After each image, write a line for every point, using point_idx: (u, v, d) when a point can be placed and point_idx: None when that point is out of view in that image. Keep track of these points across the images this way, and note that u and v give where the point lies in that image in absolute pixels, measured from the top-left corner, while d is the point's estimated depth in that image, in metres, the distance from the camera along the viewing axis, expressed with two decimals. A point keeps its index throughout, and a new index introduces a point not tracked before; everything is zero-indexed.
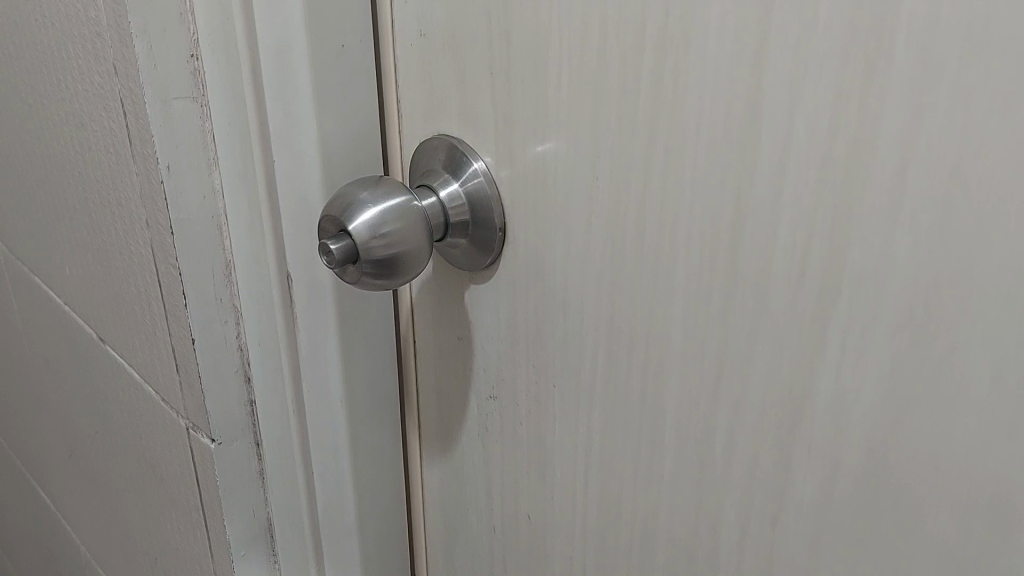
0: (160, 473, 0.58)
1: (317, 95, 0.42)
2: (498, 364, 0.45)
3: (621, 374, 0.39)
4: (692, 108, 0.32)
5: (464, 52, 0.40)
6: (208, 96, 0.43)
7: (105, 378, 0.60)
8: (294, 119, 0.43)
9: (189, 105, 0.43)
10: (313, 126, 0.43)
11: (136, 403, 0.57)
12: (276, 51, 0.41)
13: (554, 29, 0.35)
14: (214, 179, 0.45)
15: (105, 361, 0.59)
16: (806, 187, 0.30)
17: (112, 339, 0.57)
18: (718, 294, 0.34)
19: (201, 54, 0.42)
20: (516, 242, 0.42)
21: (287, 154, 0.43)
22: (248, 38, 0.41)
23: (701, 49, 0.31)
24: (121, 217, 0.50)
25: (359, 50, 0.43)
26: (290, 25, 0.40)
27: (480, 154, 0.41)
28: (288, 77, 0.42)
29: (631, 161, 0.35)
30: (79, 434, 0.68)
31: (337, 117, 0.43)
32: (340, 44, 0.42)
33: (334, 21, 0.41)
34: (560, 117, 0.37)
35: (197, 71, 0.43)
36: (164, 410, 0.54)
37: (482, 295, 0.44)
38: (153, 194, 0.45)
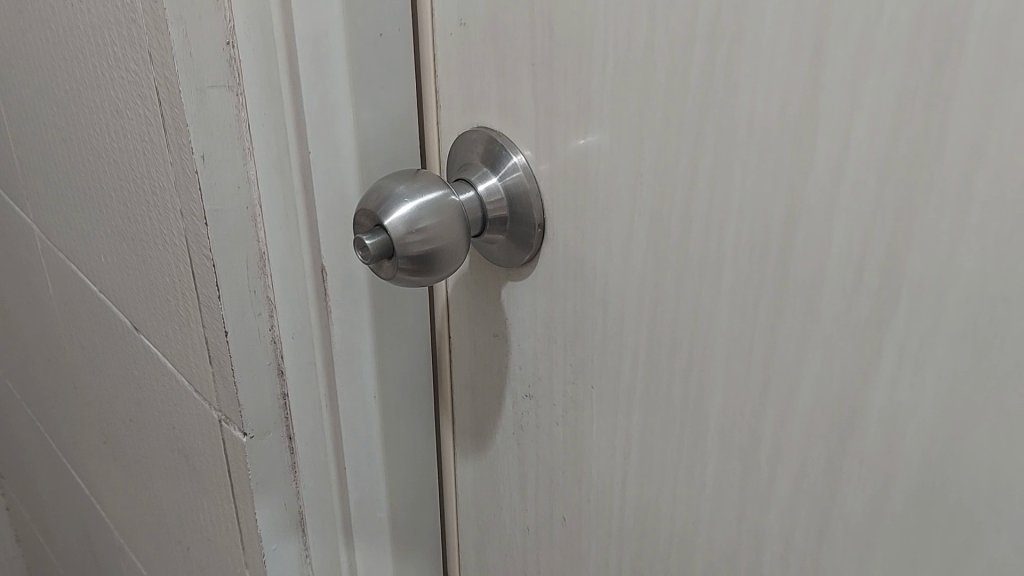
0: (193, 463, 0.58)
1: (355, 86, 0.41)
2: (535, 363, 0.44)
3: (663, 378, 0.38)
4: (744, 104, 0.31)
5: (505, 42, 0.38)
6: (243, 85, 0.42)
7: (139, 366, 0.60)
8: (330, 112, 0.42)
9: (224, 95, 0.42)
10: (351, 113, 0.42)
11: (169, 392, 0.57)
12: (313, 40, 0.40)
13: (601, 20, 0.34)
14: (250, 168, 0.44)
15: (139, 349, 0.59)
16: (863, 189, 0.28)
17: (147, 328, 0.56)
18: (767, 298, 0.32)
19: (236, 42, 0.41)
20: (556, 239, 0.40)
21: (323, 147, 0.42)
22: (284, 27, 0.40)
23: (755, 42, 0.29)
24: (155, 206, 0.49)
25: (397, 38, 0.41)
26: (328, 15, 0.40)
27: (519, 148, 0.40)
28: (326, 69, 0.41)
29: (678, 158, 0.33)
30: (113, 420, 0.68)
31: (375, 106, 0.42)
32: (379, 32, 0.41)
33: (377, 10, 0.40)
34: (604, 112, 0.36)
35: (234, 59, 0.42)
36: (197, 400, 0.54)
37: (518, 292, 0.43)
38: (188, 184, 0.44)
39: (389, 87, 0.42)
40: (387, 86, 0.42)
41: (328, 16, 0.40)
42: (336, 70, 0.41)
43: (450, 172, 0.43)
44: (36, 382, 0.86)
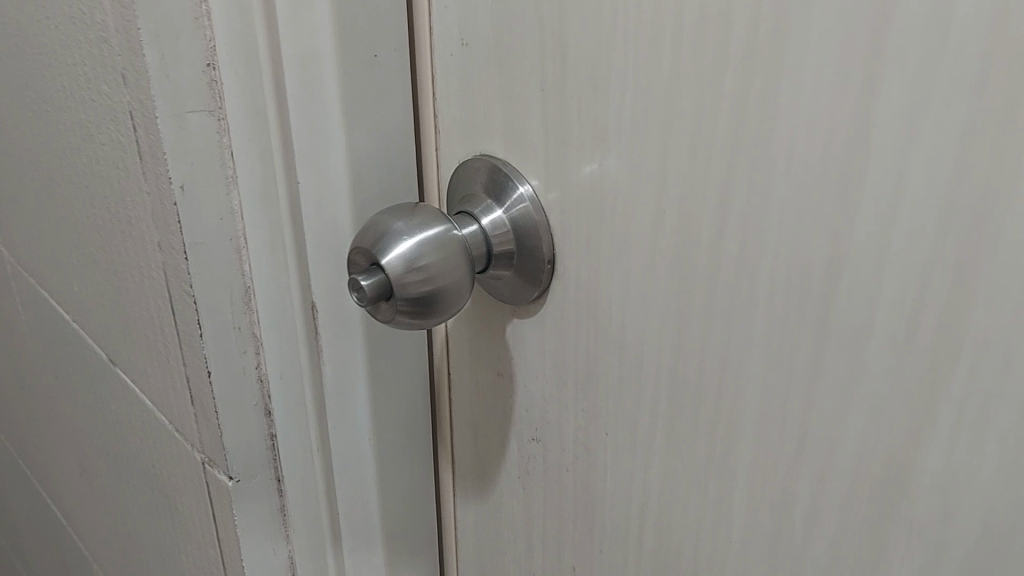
0: (174, 504, 0.55)
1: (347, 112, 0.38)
2: (543, 406, 0.41)
3: (685, 427, 0.35)
4: (782, 140, 0.28)
5: (512, 65, 0.35)
6: (226, 110, 0.39)
7: (117, 400, 0.56)
8: (322, 139, 0.38)
9: (205, 120, 0.39)
10: (343, 140, 0.39)
11: (149, 429, 0.54)
12: (302, 62, 0.37)
13: (619, 43, 0.31)
14: (233, 201, 0.41)
15: (116, 383, 0.55)
16: (920, 236, 0.25)
17: (123, 362, 0.53)
18: (805, 349, 0.30)
19: (218, 63, 0.38)
20: (566, 275, 0.37)
21: (314, 176, 0.39)
22: (270, 46, 0.37)
23: (795, 73, 0.27)
24: (131, 236, 0.46)
25: (393, 59, 0.38)
26: (316, 33, 0.36)
27: (526, 177, 0.37)
28: (315, 91, 0.37)
29: (706, 195, 0.31)
30: (90, 452, 0.65)
31: (370, 132, 0.39)
32: (373, 54, 0.38)
33: (368, 27, 0.37)
34: (621, 142, 0.33)
35: (214, 81, 0.39)
36: (179, 439, 0.51)
37: (525, 330, 0.40)
38: (167, 216, 0.41)
39: (383, 110, 0.39)
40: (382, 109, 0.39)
41: (317, 34, 0.36)
42: (326, 93, 0.38)
43: (450, 203, 0.41)
44: (9, 407, 0.82)
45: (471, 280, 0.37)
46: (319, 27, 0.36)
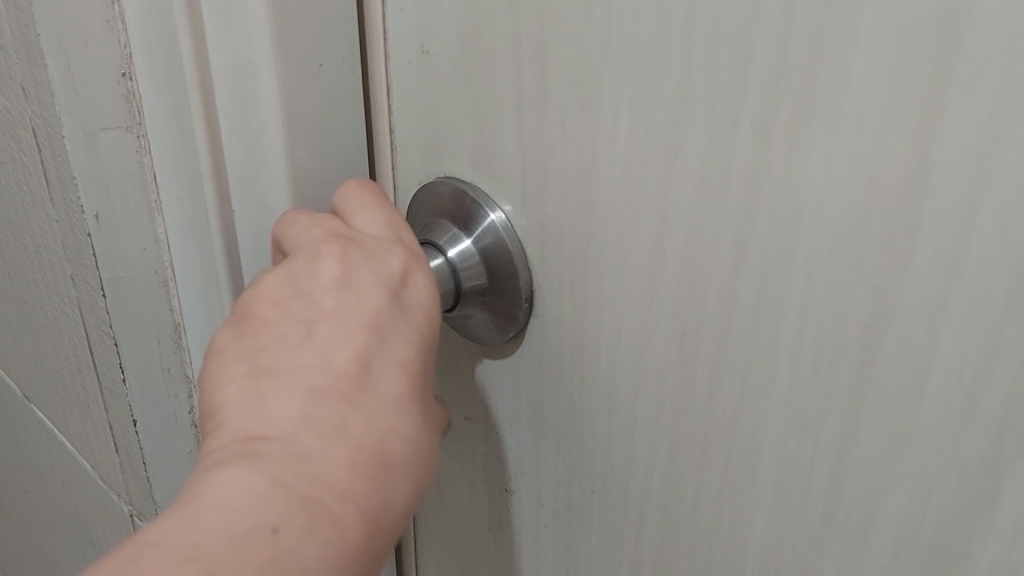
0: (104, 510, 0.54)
1: (289, 130, 0.31)
2: (518, 457, 0.36)
3: (686, 490, 0.31)
4: (814, 179, 0.23)
5: (482, 78, 0.30)
6: (144, 128, 0.35)
7: (39, 412, 0.56)
8: (257, 160, 0.32)
9: (123, 136, 0.36)
10: (283, 163, 0.32)
11: (73, 438, 0.53)
12: (233, 75, 0.31)
13: (613, 57, 0.26)
14: (156, 230, 0.37)
15: (35, 394, 0.55)
16: (984, 301, 0.21)
17: (43, 373, 0.52)
18: (834, 416, 0.26)
19: (134, 72, 0.33)
20: (547, 315, 0.33)
21: (249, 201, 0.33)
22: (196, 60, 0.30)
23: (832, 102, 0.22)
24: (38, 250, 0.45)
25: (341, 68, 0.32)
26: (250, 41, 0.30)
27: (497, 203, 0.32)
28: (251, 114, 0.31)
29: (716, 238, 0.26)
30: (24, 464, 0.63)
31: (314, 150, 0.32)
32: (318, 60, 0.31)
33: (307, 34, 0.30)
34: (614, 172, 0.28)
35: (132, 93, 0.34)
36: (100, 445, 0.51)
37: (497, 372, 0.36)
38: (77, 228, 0.41)
39: (328, 139, 0.33)
40: (330, 123, 0.32)
41: (252, 41, 0.30)
42: (263, 111, 0.31)
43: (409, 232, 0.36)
44: None
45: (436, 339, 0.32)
46: (253, 34, 0.30)
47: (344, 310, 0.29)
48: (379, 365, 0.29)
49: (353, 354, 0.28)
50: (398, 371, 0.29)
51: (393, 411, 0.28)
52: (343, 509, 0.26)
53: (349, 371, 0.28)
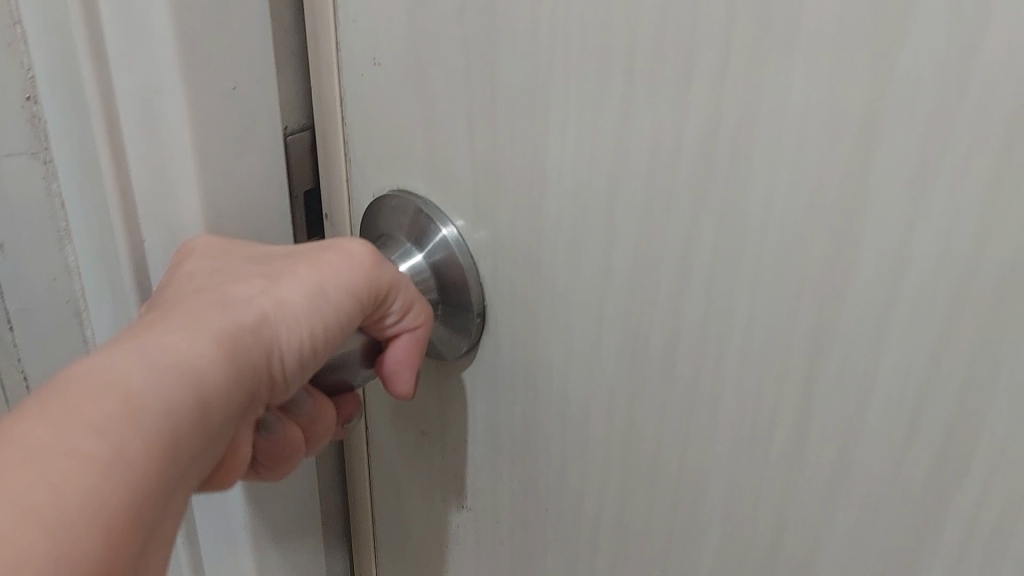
0: None
1: (199, 154, 0.31)
2: (474, 471, 0.36)
3: (637, 512, 0.30)
4: (756, 197, 0.23)
5: (431, 90, 0.30)
6: (50, 152, 0.36)
7: None
8: (169, 181, 0.32)
9: (29, 161, 0.37)
10: (194, 187, 0.31)
11: None
12: (143, 96, 0.30)
13: (560, 72, 0.26)
14: (66, 258, 0.39)
15: None
16: (924, 321, 0.21)
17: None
18: (780, 436, 0.25)
19: (39, 97, 0.35)
20: (500, 330, 0.32)
21: (160, 223, 0.33)
22: (98, 87, 0.31)
23: (772, 119, 0.22)
24: None
25: (257, 91, 0.31)
26: (159, 67, 0.29)
27: (450, 217, 0.32)
28: (162, 139, 0.31)
29: (662, 255, 0.26)
30: None
31: (227, 174, 0.32)
32: (231, 84, 0.30)
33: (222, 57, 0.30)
34: (563, 187, 0.28)
35: (37, 118, 0.36)
36: None
37: (452, 387, 0.35)
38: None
39: (242, 168, 0.32)
40: (243, 146, 0.32)
41: (161, 66, 0.29)
42: (172, 134, 0.31)
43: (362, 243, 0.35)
44: None
45: (368, 359, 0.32)
46: (161, 61, 0.29)
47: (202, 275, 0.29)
48: (228, 295, 0.27)
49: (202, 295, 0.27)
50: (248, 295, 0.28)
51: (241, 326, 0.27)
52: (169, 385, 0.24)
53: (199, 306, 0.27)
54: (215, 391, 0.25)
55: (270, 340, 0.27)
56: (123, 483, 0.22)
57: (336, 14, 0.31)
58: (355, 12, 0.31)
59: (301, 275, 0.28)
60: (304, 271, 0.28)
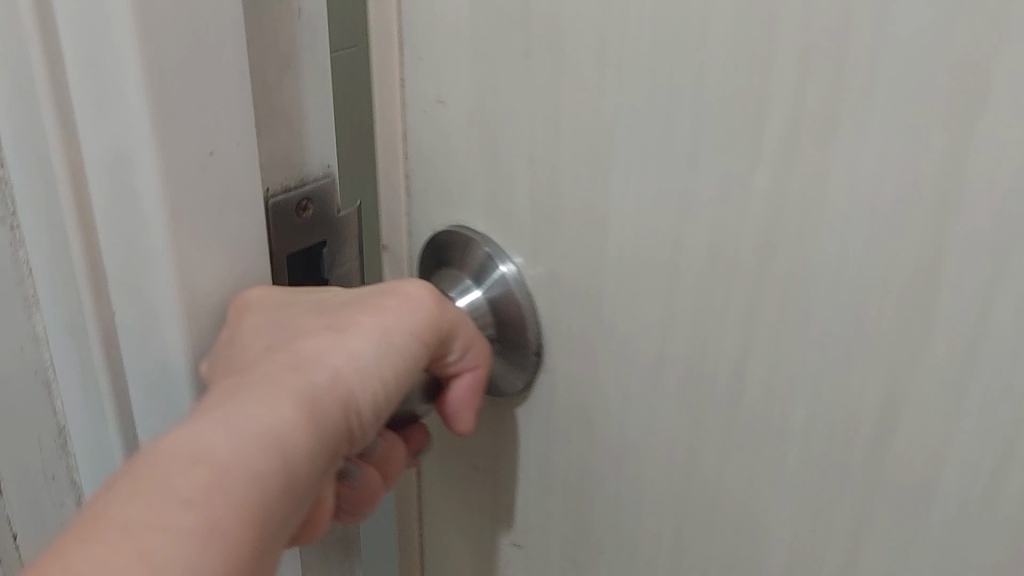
0: None
1: (169, 225, 0.28)
2: (526, 510, 0.36)
3: (693, 560, 0.30)
4: (830, 254, 0.23)
5: (496, 130, 0.30)
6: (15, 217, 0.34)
7: None
8: (139, 253, 0.29)
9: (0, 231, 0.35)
10: (162, 260, 0.28)
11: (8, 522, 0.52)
12: (114, 158, 0.28)
13: (627, 119, 0.26)
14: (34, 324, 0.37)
15: None
16: (1007, 384, 0.21)
17: None
18: (847, 497, 0.25)
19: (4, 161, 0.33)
20: (555, 372, 0.32)
21: (132, 295, 0.30)
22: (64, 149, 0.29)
23: (849, 174, 0.22)
24: None
25: (236, 155, 0.28)
26: (131, 130, 0.27)
27: (508, 255, 0.31)
28: (133, 206, 0.28)
29: (728, 307, 0.25)
30: None
31: (203, 246, 0.28)
32: (208, 149, 0.27)
33: (200, 119, 0.27)
34: (626, 232, 0.27)
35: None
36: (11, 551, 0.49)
37: (504, 425, 0.35)
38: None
39: (223, 237, 0.29)
40: (219, 218, 0.28)
41: (132, 136, 0.27)
42: (141, 202, 0.28)
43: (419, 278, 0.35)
44: None
45: (430, 394, 0.32)
46: (130, 122, 0.26)
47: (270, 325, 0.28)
48: (297, 348, 0.27)
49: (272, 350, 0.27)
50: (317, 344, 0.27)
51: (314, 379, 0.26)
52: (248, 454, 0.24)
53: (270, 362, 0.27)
54: (298, 456, 0.25)
55: (347, 394, 0.27)
56: (215, 560, 0.22)
57: (401, 52, 0.31)
58: (420, 49, 0.30)
59: (366, 325, 0.28)
60: (369, 319, 0.28)
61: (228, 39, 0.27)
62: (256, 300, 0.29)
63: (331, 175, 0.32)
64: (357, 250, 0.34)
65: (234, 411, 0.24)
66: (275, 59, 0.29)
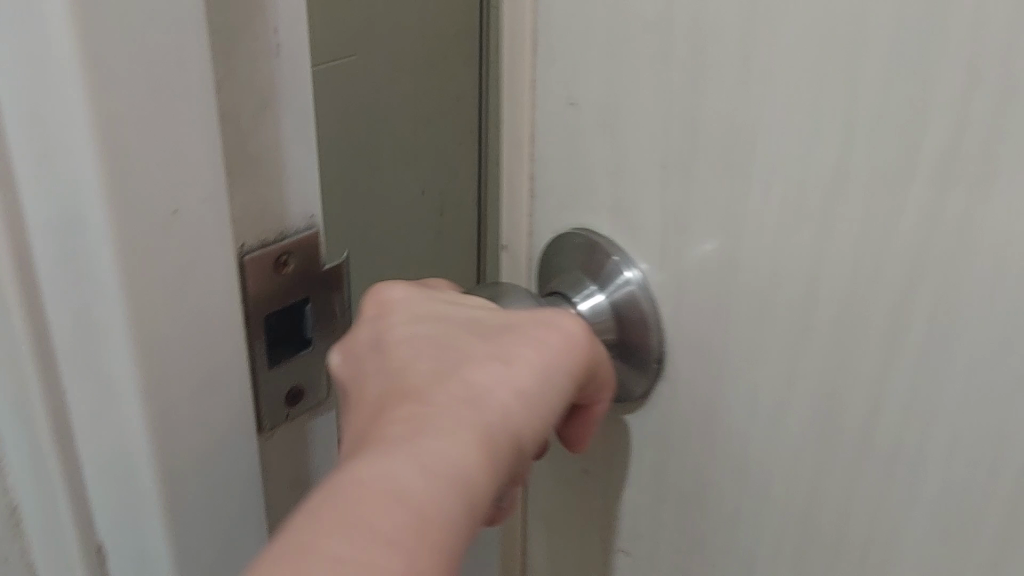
0: None
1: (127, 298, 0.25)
2: (636, 516, 0.35)
3: (815, 570, 0.30)
4: (988, 265, 0.23)
5: (628, 135, 0.29)
6: None
7: None
8: (92, 329, 0.26)
9: None
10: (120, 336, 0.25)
11: None
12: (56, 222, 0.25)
13: (773, 127, 0.25)
14: None
15: None
16: None
17: None
18: (994, 507, 0.25)
19: None
20: (677, 379, 0.32)
21: (88, 379, 0.27)
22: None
23: (1012, 187, 0.22)
24: None
25: (206, 213, 0.25)
26: (79, 194, 0.24)
27: (634, 259, 0.31)
28: (86, 273, 0.25)
29: (873, 317, 0.25)
30: None
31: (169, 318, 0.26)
32: (170, 207, 0.25)
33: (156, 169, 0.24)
34: (762, 241, 0.27)
35: None
36: None
37: (617, 431, 0.34)
38: None
39: (201, 307, 0.26)
40: (190, 287, 0.26)
41: (80, 197, 0.24)
42: (95, 267, 0.25)
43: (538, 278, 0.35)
44: None
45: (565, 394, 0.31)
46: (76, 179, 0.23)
47: (428, 342, 0.28)
48: (465, 374, 0.27)
49: (438, 372, 0.27)
50: (482, 370, 0.27)
51: (487, 412, 0.26)
52: (441, 498, 0.24)
53: (437, 386, 0.27)
54: (480, 495, 0.25)
55: (516, 427, 0.27)
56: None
57: (534, 52, 0.31)
58: (555, 50, 0.30)
59: (529, 358, 0.27)
60: (532, 350, 0.27)
61: (192, 91, 0.24)
62: (400, 300, 0.30)
63: (315, 227, 0.29)
64: (348, 305, 0.32)
65: (401, 439, 0.25)
66: (247, 101, 0.26)
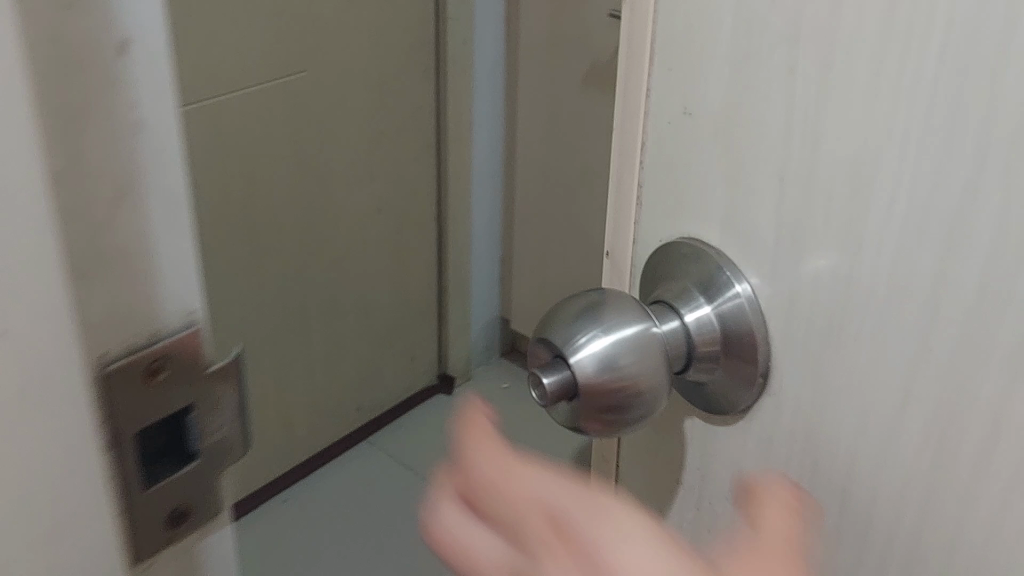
0: None
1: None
2: (730, 535, 0.34)
3: None
4: None
5: (747, 145, 0.29)
6: None
7: None
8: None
9: None
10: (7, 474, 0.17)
11: None
12: None
13: (903, 141, 0.25)
14: None
15: None
16: None
17: None
18: None
19: None
20: (782, 395, 0.31)
21: None
22: None
23: None
24: None
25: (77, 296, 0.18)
26: None
27: (745, 272, 0.31)
28: None
29: (998, 337, 0.25)
30: None
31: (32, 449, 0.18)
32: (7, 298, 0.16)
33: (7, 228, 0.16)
34: (883, 256, 0.27)
35: None
36: None
37: (714, 447, 0.34)
38: None
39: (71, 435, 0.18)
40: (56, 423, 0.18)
41: None
42: None
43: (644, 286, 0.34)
44: None
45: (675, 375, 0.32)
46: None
47: (529, 502, 0.25)
48: (579, 521, 0.24)
49: (555, 526, 0.24)
50: (598, 514, 0.24)
51: (621, 543, 0.23)
52: None
53: (563, 542, 0.24)
54: None
55: (668, 533, 0.24)
56: None
57: (651, 61, 0.31)
58: (673, 58, 0.30)
59: (625, 509, 0.24)
60: (626, 504, 0.24)
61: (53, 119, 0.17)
62: (467, 456, 0.27)
63: (195, 325, 0.21)
64: (237, 404, 0.23)
65: (590, 549, 0.23)
66: (98, 187, 0.18)
